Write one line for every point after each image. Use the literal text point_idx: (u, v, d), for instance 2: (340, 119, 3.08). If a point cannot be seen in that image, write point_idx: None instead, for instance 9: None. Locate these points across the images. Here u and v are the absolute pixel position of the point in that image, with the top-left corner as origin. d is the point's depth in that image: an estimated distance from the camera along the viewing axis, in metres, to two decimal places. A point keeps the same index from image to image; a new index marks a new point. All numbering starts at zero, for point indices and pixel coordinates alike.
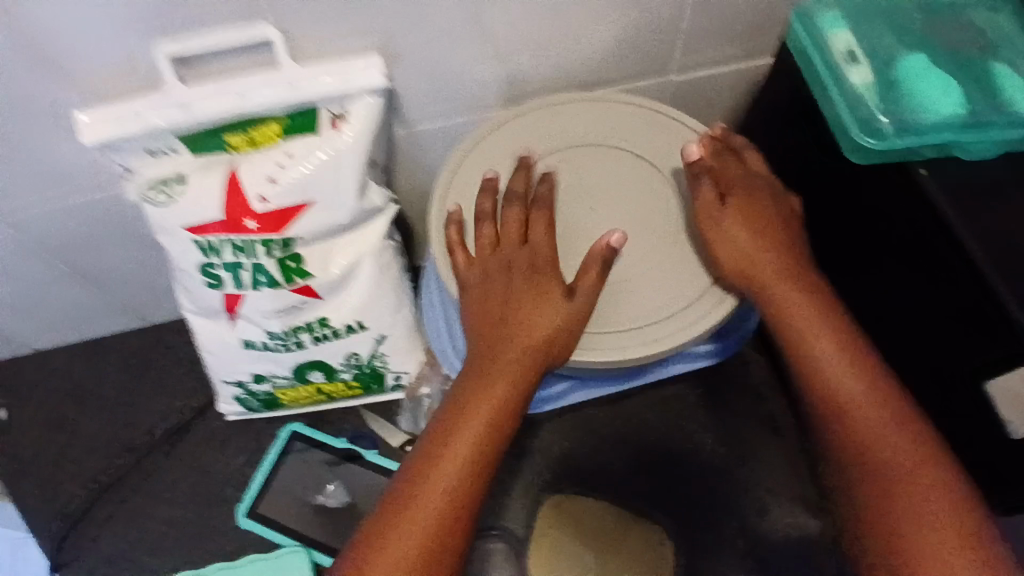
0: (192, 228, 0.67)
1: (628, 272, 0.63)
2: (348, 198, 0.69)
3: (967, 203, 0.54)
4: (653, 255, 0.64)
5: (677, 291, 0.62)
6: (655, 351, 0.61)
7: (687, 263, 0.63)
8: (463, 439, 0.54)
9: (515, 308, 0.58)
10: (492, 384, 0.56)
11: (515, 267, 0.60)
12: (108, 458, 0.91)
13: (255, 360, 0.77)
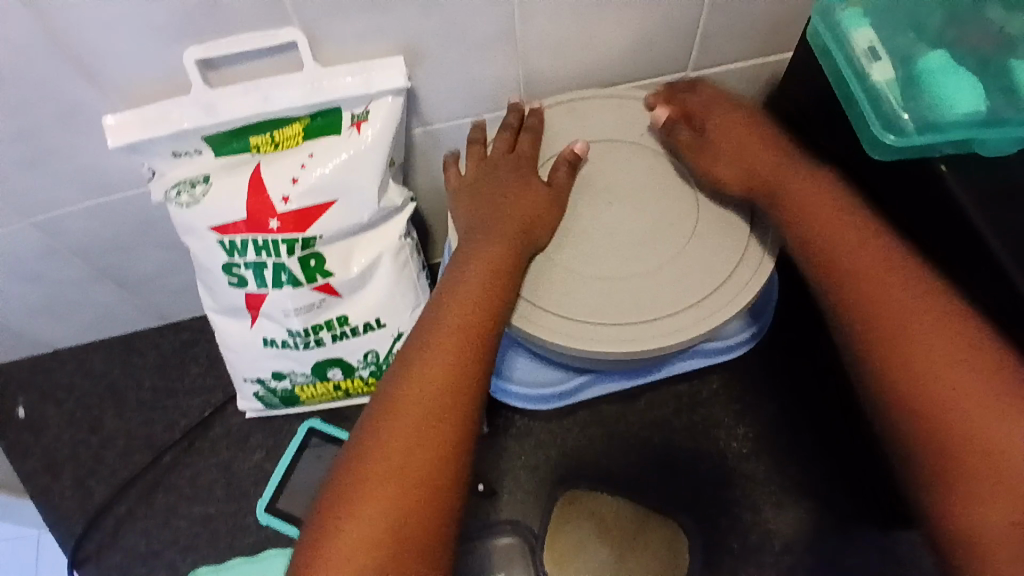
0: (216, 228, 0.69)
1: (621, 216, 0.65)
2: (368, 197, 0.70)
3: (994, 201, 0.52)
4: (643, 195, 0.66)
5: (666, 232, 0.64)
6: (633, 261, 0.64)
7: (708, 259, 0.63)
8: (435, 357, 0.55)
9: (502, 195, 0.64)
10: (458, 304, 0.58)
11: (503, 166, 0.65)
12: (133, 453, 0.93)
13: (276, 358, 0.78)
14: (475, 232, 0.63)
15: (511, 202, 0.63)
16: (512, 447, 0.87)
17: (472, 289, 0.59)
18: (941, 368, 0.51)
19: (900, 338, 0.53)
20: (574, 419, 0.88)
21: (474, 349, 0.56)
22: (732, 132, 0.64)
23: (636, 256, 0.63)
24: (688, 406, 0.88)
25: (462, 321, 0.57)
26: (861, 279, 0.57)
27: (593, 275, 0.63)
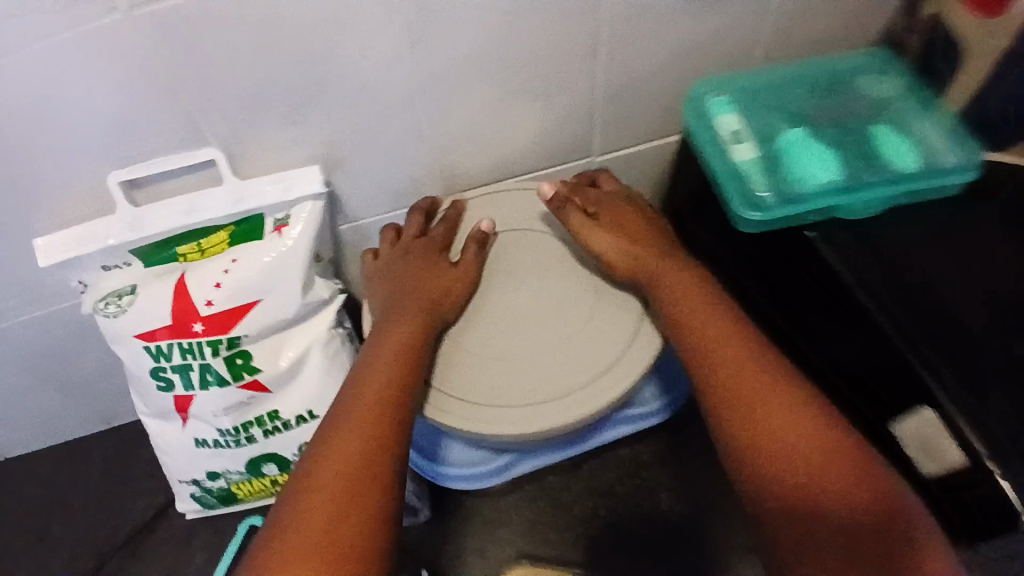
0: (143, 335, 0.70)
1: (524, 293, 0.69)
2: (291, 295, 0.72)
3: (862, 265, 0.57)
4: (544, 271, 0.70)
5: (568, 308, 0.68)
6: (541, 337, 0.66)
7: (609, 326, 0.66)
8: (344, 457, 0.53)
9: (412, 277, 0.67)
10: (363, 403, 0.57)
11: (412, 253, 0.69)
12: (76, 564, 0.91)
13: (210, 458, 0.78)
14: (383, 315, 0.65)
15: (420, 281, 0.66)
16: (462, 526, 0.87)
17: (383, 370, 0.60)
18: (820, 445, 0.50)
19: (781, 416, 0.52)
20: (518, 493, 0.88)
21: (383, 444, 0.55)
22: (618, 209, 0.69)
23: (537, 333, 0.66)
24: (631, 471, 0.89)
25: (378, 402, 0.58)
26: (729, 357, 0.56)
27: (487, 358, 0.65)
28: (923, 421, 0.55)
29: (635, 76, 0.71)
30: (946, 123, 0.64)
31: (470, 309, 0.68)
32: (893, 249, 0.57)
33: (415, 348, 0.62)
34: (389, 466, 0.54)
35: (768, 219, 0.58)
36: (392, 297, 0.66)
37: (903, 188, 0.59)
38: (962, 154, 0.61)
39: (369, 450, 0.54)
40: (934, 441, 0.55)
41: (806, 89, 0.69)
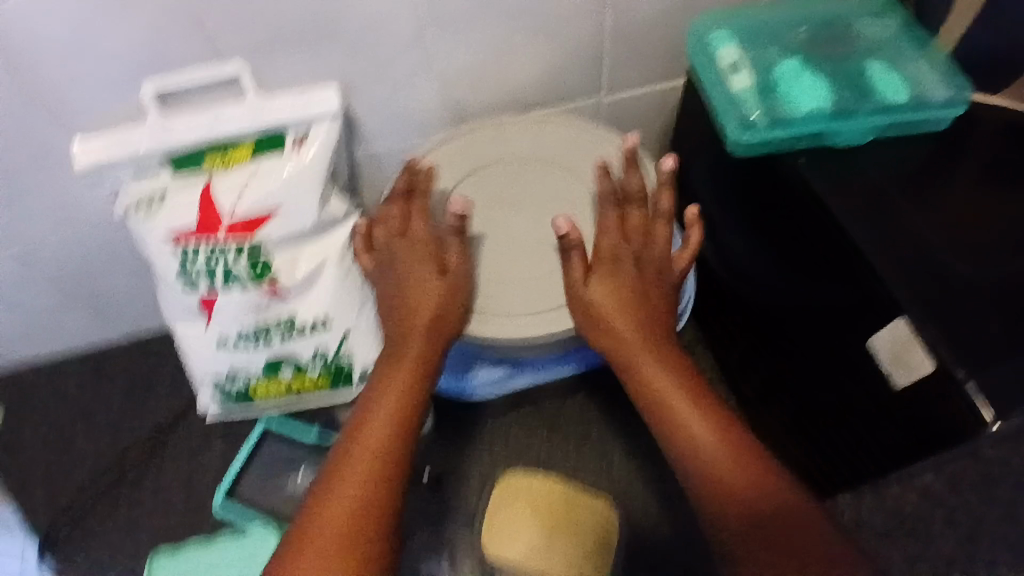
0: (171, 237, 0.75)
1: (516, 220, 0.71)
2: (309, 211, 0.76)
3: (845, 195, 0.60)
4: (538, 200, 0.72)
5: (551, 241, 0.70)
6: (522, 266, 0.69)
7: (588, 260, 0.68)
8: (348, 492, 0.54)
9: (409, 280, 0.65)
10: (366, 440, 0.58)
11: (412, 253, 0.66)
12: (100, 460, 0.97)
13: (231, 358, 0.84)
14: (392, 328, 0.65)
15: (415, 299, 0.64)
16: (457, 441, 0.91)
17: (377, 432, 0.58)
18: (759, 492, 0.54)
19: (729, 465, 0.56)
20: (515, 415, 0.92)
21: (383, 484, 0.55)
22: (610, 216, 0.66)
23: (520, 260, 0.69)
24: (625, 400, 0.93)
25: (377, 467, 0.56)
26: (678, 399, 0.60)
27: (490, 268, 0.68)
28: (896, 329, 0.56)
29: (644, 13, 0.74)
30: (937, 64, 0.66)
31: (475, 221, 0.71)
32: (874, 186, 0.61)
33: (417, 382, 0.62)
34: (394, 484, 0.56)
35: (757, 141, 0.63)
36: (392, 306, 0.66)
37: (886, 122, 0.63)
38: (948, 92, 0.64)
39: (375, 469, 0.56)
40: (903, 352, 0.56)
41: (806, 31, 0.73)
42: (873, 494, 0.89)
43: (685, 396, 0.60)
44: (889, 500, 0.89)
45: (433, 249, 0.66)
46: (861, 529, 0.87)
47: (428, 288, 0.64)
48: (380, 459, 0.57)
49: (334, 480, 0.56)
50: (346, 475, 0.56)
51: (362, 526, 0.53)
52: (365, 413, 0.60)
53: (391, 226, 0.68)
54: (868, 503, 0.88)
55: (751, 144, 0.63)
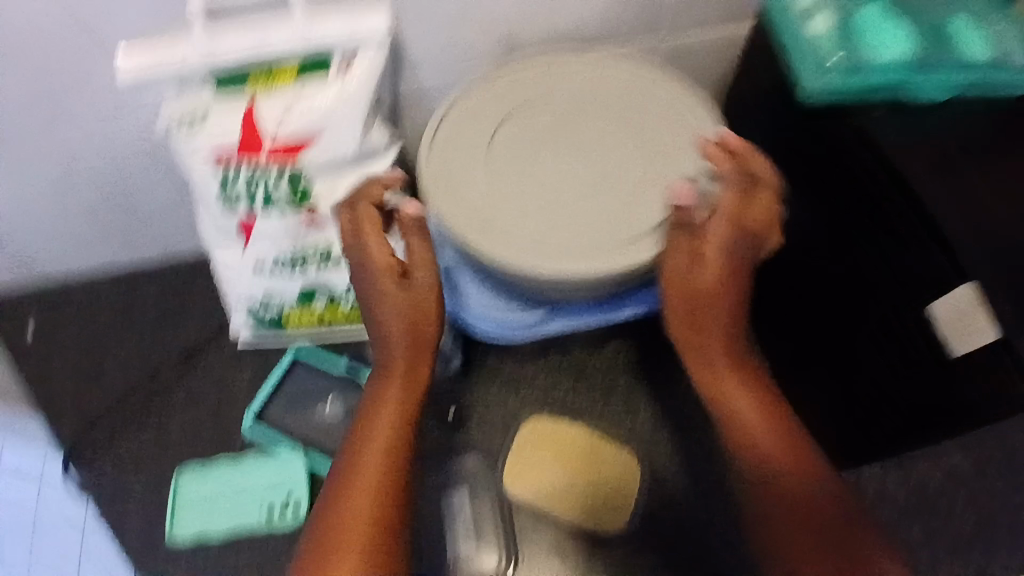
0: (213, 155, 0.74)
1: (569, 157, 0.69)
2: (353, 136, 0.75)
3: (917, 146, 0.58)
4: (592, 138, 0.70)
5: (604, 181, 0.68)
6: (576, 205, 0.67)
7: (641, 206, 0.67)
8: (357, 508, 0.61)
9: (380, 294, 0.67)
10: (368, 459, 0.64)
11: (380, 262, 0.67)
12: (130, 372, 0.98)
13: (265, 282, 0.84)
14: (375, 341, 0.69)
15: (387, 310, 0.66)
16: (484, 380, 0.92)
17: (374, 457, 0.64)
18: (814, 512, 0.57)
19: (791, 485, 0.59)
20: (542, 361, 0.92)
21: (386, 496, 0.62)
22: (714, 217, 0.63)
23: (572, 199, 0.67)
24: (653, 354, 0.92)
25: (378, 477, 0.63)
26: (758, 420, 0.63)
27: (537, 205, 0.67)
28: (963, 295, 0.55)
29: None
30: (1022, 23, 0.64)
31: (523, 157, 0.69)
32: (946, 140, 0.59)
33: (405, 400, 0.68)
34: (395, 496, 0.63)
35: (836, 87, 0.61)
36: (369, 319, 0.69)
37: (967, 81, 0.61)
38: None
39: (376, 485, 0.62)
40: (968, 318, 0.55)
41: None
42: (897, 466, 0.87)
43: (764, 414, 0.63)
44: (912, 473, 0.87)
45: (394, 250, 0.67)
46: (881, 499, 0.85)
47: (396, 297, 0.66)
48: (379, 479, 0.63)
49: (339, 503, 0.61)
50: (350, 496, 0.62)
51: (371, 534, 0.60)
52: (361, 442, 0.65)
53: (362, 235, 0.67)
54: (892, 475, 0.86)
55: (830, 90, 0.61)
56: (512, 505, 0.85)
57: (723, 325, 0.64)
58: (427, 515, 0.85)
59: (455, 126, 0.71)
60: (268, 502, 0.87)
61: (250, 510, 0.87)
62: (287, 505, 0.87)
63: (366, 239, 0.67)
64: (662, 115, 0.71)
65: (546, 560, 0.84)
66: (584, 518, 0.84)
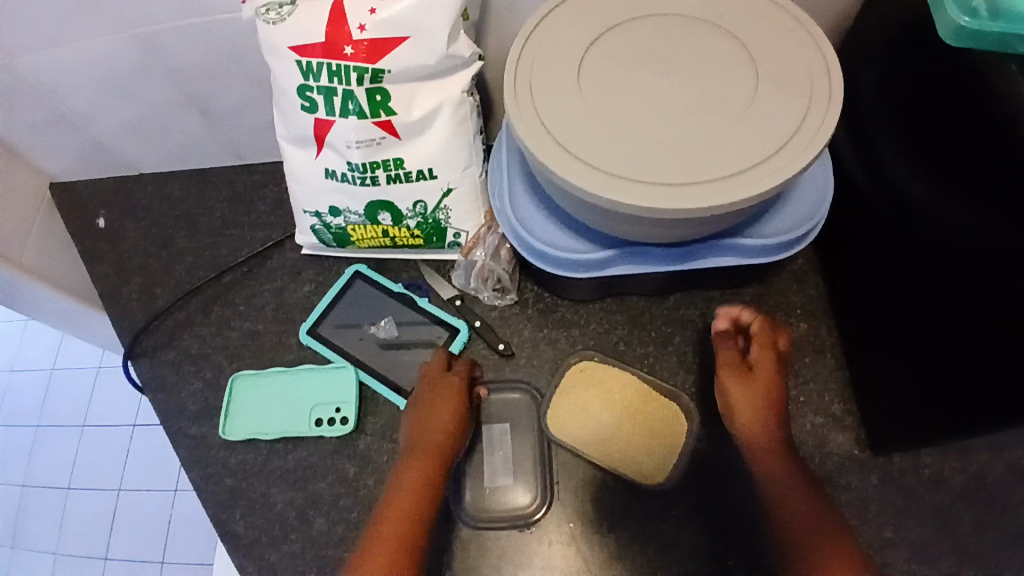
0: (296, 48, 0.72)
1: (665, 83, 0.64)
2: (438, 43, 0.71)
3: None
4: (695, 64, 0.64)
5: (703, 110, 0.62)
6: (667, 132, 0.62)
7: (739, 139, 0.61)
8: (386, 553, 0.72)
9: (432, 392, 0.82)
10: (394, 519, 0.74)
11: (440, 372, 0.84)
12: (196, 270, 1.00)
13: (335, 192, 0.84)
14: (412, 430, 0.80)
15: (435, 403, 0.81)
16: (538, 316, 0.90)
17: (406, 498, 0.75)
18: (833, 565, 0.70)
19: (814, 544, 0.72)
20: (599, 304, 0.90)
21: (411, 544, 0.73)
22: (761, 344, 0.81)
23: (664, 125, 0.62)
24: (715, 311, 0.89)
25: (406, 526, 0.74)
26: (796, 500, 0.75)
27: (618, 130, 0.62)
28: None
29: None
30: None
31: (612, 78, 0.65)
32: None
33: (431, 481, 0.77)
34: (419, 548, 0.73)
35: (976, 28, 0.55)
36: (415, 412, 0.81)
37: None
38: None
39: (403, 537, 0.73)
40: None
41: None
42: (964, 456, 0.81)
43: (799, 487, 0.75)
44: (980, 467, 0.81)
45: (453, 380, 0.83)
46: (942, 489, 0.80)
47: (449, 389, 0.82)
48: (403, 532, 0.73)
49: (366, 557, 0.72)
50: (382, 543, 0.73)
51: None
52: (389, 505, 0.76)
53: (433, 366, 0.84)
54: (956, 464, 0.81)
55: (968, 32, 0.55)
56: (548, 442, 0.84)
57: (768, 417, 0.78)
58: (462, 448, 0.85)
59: (544, 38, 0.67)
60: (316, 413, 0.88)
61: (298, 417, 0.88)
62: (336, 417, 0.88)
63: (427, 380, 0.83)
64: (776, 44, 0.64)
65: (580, 502, 0.82)
66: (630, 463, 0.82)
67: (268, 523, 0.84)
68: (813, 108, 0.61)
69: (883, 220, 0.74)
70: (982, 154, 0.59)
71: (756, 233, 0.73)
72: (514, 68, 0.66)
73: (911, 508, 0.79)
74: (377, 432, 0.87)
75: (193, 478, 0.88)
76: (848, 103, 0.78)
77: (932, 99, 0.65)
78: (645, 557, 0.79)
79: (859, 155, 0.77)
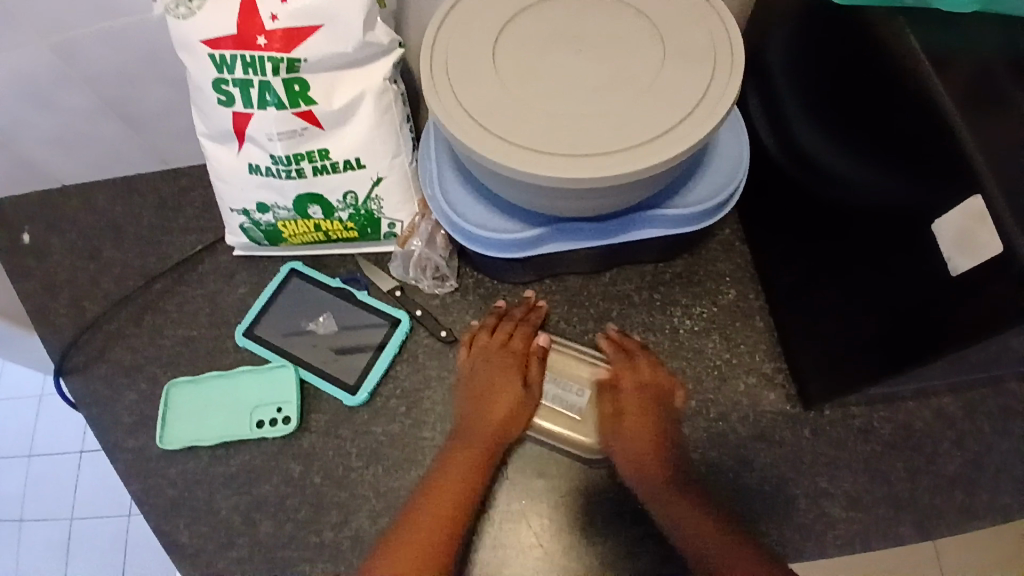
0: (207, 41, 0.71)
1: (575, 58, 0.65)
2: (353, 29, 0.71)
3: (948, 75, 0.57)
4: (605, 40, 0.66)
5: (614, 84, 0.64)
6: (581, 107, 0.63)
7: (649, 109, 0.62)
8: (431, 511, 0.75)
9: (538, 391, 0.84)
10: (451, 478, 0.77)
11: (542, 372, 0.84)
12: (127, 279, 0.97)
13: (260, 187, 0.83)
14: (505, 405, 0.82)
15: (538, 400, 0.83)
16: (480, 301, 0.91)
17: (467, 468, 0.78)
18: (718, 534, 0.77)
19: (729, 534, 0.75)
20: (539, 285, 0.92)
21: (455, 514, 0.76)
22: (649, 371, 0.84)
23: (577, 99, 0.63)
24: (650, 285, 0.92)
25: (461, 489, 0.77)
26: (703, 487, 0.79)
27: (534, 107, 0.63)
28: (968, 208, 0.54)
29: None
30: None
31: (525, 57, 0.65)
32: (983, 64, 0.58)
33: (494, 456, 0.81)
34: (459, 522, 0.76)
35: None
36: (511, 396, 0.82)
37: None
38: None
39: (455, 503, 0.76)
40: (972, 228, 0.54)
41: None
42: (889, 405, 0.86)
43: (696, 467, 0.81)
44: (904, 414, 0.86)
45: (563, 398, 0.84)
46: (869, 437, 0.85)
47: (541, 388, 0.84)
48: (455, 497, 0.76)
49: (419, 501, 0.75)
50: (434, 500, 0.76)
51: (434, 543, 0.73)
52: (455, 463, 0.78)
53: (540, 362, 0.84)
54: (883, 413, 0.86)
55: None
56: None
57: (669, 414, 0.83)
58: (398, 429, 0.85)
59: (459, 21, 0.67)
60: (257, 416, 0.86)
61: (238, 420, 0.86)
62: (277, 418, 0.85)
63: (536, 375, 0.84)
64: (681, 18, 0.66)
65: (530, 481, 0.83)
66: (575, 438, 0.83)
67: (214, 530, 0.82)
68: (717, 75, 0.63)
69: (794, 185, 0.78)
70: (877, 113, 0.62)
71: (677, 203, 0.76)
72: (430, 51, 0.66)
73: (843, 458, 0.84)
74: (321, 430, 0.86)
75: (134, 492, 0.85)
76: (758, 77, 0.82)
77: (830, 67, 0.68)
78: (596, 527, 0.81)
79: (770, 125, 0.80)
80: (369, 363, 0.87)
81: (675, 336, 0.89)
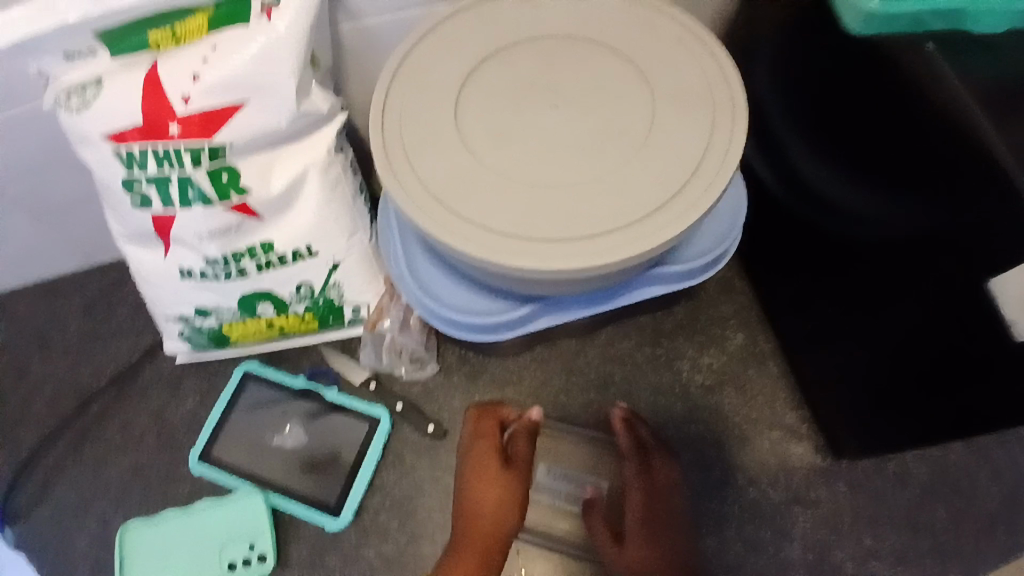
0: (110, 135, 0.59)
1: (552, 115, 0.55)
2: (284, 104, 0.60)
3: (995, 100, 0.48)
4: (585, 89, 0.56)
5: (602, 142, 0.54)
6: (566, 176, 0.53)
7: (648, 172, 0.53)
8: None
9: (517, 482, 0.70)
10: None
11: (520, 461, 0.71)
12: (60, 402, 0.83)
13: (197, 291, 0.71)
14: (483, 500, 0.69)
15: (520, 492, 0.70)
16: (466, 383, 0.80)
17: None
18: None
19: None
20: (530, 353, 0.82)
21: None
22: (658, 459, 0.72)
23: (561, 165, 0.53)
24: (652, 339, 0.82)
25: None
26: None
27: (513, 181, 0.53)
28: None
29: None
30: None
31: (494, 120, 0.55)
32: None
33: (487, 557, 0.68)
34: None
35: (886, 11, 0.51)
36: (490, 487, 0.69)
37: None
38: None
39: None
40: None
41: None
42: None
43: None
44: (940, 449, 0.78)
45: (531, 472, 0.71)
46: (909, 483, 0.76)
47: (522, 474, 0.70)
48: None
49: None
50: None
51: None
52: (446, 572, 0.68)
53: (518, 439, 0.71)
54: (919, 453, 0.78)
55: (879, 16, 0.51)
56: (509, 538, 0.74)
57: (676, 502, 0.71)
58: (392, 545, 0.74)
59: (410, 84, 0.57)
60: (226, 556, 0.73)
61: (204, 564, 0.73)
62: (250, 555, 0.73)
63: (514, 463, 0.70)
64: (667, 55, 0.57)
65: None
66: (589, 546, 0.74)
67: None
68: (718, 121, 0.54)
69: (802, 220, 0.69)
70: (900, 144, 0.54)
71: (679, 258, 0.67)
72: (381, 124, 0.55)
73: (885, 511, 0.75)
74: (304, 559, 0.74)
75: None
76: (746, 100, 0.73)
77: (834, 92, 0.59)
78: None
79: (768, 155, 0.71)
80: (349, 474, 0.76)
81: (687, 395, 0.80)
